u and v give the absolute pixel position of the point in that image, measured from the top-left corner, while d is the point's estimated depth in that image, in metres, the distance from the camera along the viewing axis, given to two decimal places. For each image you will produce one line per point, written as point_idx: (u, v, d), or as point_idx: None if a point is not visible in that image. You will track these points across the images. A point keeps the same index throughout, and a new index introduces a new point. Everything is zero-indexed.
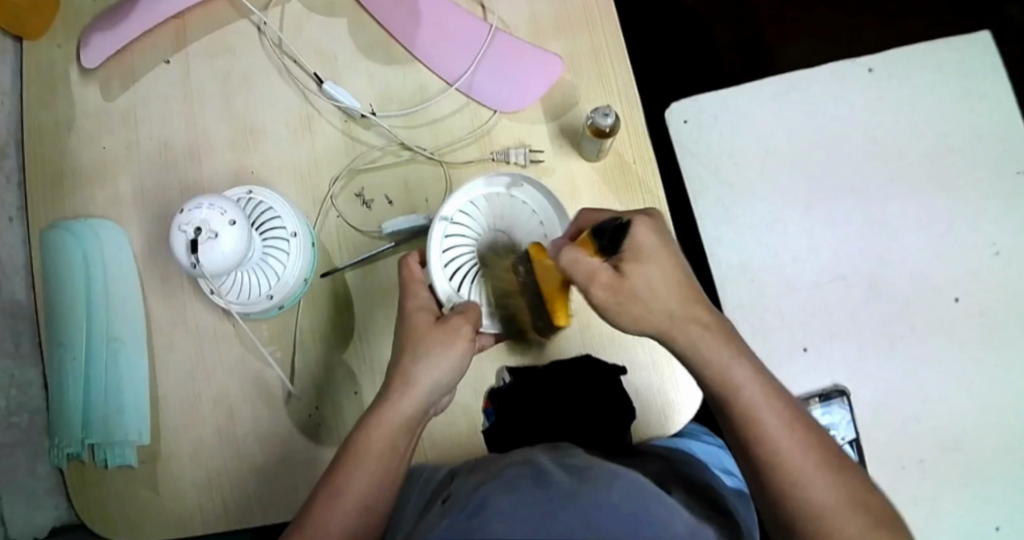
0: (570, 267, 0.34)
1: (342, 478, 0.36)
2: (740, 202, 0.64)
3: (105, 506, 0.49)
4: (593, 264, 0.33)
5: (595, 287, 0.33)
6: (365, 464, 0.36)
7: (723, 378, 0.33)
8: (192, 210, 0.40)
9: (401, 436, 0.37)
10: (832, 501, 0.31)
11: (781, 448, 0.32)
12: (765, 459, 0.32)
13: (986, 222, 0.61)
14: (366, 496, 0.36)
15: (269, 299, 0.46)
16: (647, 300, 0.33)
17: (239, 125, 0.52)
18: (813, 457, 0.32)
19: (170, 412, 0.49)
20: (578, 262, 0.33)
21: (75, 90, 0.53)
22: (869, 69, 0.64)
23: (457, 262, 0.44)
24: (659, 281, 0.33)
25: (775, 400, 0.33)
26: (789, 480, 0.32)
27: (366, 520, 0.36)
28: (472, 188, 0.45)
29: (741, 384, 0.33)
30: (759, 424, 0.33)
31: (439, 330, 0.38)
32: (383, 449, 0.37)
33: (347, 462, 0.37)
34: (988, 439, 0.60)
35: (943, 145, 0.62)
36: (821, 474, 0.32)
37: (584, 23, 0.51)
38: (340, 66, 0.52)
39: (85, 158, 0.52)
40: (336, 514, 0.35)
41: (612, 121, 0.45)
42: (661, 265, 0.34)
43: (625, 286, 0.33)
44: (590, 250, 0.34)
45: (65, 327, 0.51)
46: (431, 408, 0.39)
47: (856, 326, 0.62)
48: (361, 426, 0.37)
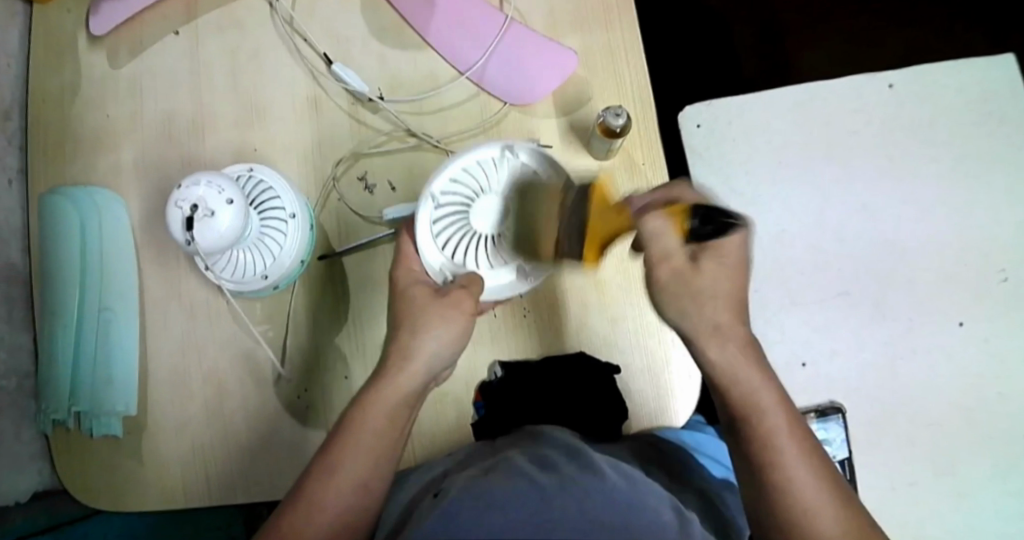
0: (653, 238, 0.35)
1: (341, 455, 0.35)
2: (748, 210, 0.63)
3: (89, 475, 0.49)
4: (670, 245, 0.35)
5: (665, 267, 0.35)
6: (364, 438, 0.36)
7: (745, 396, 0.33)
8: (189, 187, 0.39)
9: (402, 409, 0.37)
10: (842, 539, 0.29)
11: (793, 474, 0.31)
12: (776, 485, 0.31)
13: (996, 247, 0.60)
14: (364, 474, 0.35)
15: (263, 279, 0.46)
16: (705, 302, 0.34)
17: (245, 100, 0.51)
18: (828, 491, 0.30)
19: (159, 385, 0.49)
20: (662, 236, 0.35)
21: (82, 55, 0.53)
22: (889, 84, 0.62)
23: (450, 231, 0.42)
24: (724, 292, 0.34)
25: (793, 428, 0.32)
26: (800, 509, 0.30)
27: (364, 498, 0.35)
28: (465, 157, 0.41)
29: (765, 403, 0.33)
30: (777, 446, 0.31)
31: (443, 302, 0.39)
32: (383, 422, 0.36)
33: (346, 438, 0.36)
34: (982, 466, 0.59)
35: (957, 166, 0.61)
36: (834, 510, 0.30)
37: (601, 19, 0.50)
38: (351, 47, 0.51)
39: (88, 124, 0.52)
40: (333, 491, 0.34)
41: (623, 121, 0.44)
42: (733, 277, 0.35)
43: (694, 279, 0.34)
44: (680, 226, 0.35)
45: (57, 294, 0.50)
46: (431, 382, 0.40)
47: (855, 344, 0.61)
48: (361, 399, 0.37)
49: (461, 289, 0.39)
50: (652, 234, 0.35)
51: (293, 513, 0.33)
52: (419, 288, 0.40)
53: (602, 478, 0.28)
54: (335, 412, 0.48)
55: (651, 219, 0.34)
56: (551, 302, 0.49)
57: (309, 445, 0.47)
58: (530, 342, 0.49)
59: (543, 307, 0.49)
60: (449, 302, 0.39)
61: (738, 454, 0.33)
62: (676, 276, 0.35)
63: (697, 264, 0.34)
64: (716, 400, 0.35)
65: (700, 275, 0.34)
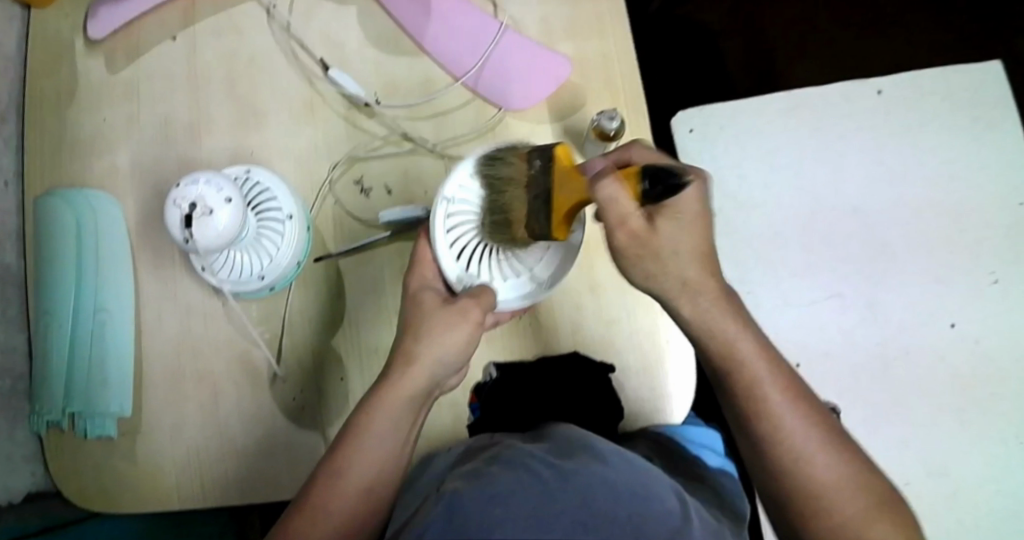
0: (607, 202, 0.31)
1: (347, 462, 0.36)
2: (741, 214, 0.63)
3: (85, 477, 0.49)
4: (628, 207, 0.31)
5: (621, 231, 0.32)
6: (369, 444, 0.36)
7: (725, 356, 0.34)
8: (188, 185, 0.40)
9: (406, 415, 0.37)
10: (834, 484, 0.32)
11: (782, 425, 0.33)
12: (767, 438, 0.33)
13: (985, 250, 0.61)
14: (367, 478, 0.36)
15: (260, 279, 0.46)
16: (668, 260, 0.32)
17: (242, 104, 0.51)
18: (818, 438, 0.33)
19: (155, 388, 0.49)
20: (616, 202, 0.31)
21: (80, 58, 0.53)
22: (878, 90, 0.63)
23: (464, 241, 0.41)
24: (686, 247, 0.33)
25: (779, 377, 0.34)
26: (790, 459, 0.32)
27: (367, 502, 0.36)
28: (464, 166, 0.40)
29: (752, 370, 0.34)
30: (764, 403, 0.33)
31: (449, 312, 0.38)
32: (387, 428, 0.37)
33: (351, 444, 0.36)
34: (977, 467, 0.58)
35: (946, 171, 0.62)
36: (825, 453, 0.32)
37: (595, 26, 0.51)
38: (348, 53, 0.52)
39: (85, 127, 0.52)
40: (337, 494, 0.35)
41: (617, 124, 0.45)
42: (692, 230, 0.33)
43: (652, 241, 0.32)
44: (634, 188, 0.31)
45: (51, 296, 0.50)
46: (436, 389, 0.39)
47: (847, 346, 0.62)
48: (365, 405, 0.37)
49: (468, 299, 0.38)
50: (606, 200, 0.31)
51: (300, 516, 0.35)
52: (422, 291, 0.40)
53: (604, 466, 0.30)
54: (331, 412, 0.48)
55: (604, 184, 0.30)
56: (546, 304, 0.50)
57: (306, 444, 0.48)
58: (525, 344, 0.49)
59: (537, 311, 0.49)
60: (456, 312, 0.37)
61: (732, 411, 0.35)
62: (632, 239, 0.32)
63: (654, 223, 0.32)
64: (701, 360, 0.36)
65: (661, 234, 0.32)
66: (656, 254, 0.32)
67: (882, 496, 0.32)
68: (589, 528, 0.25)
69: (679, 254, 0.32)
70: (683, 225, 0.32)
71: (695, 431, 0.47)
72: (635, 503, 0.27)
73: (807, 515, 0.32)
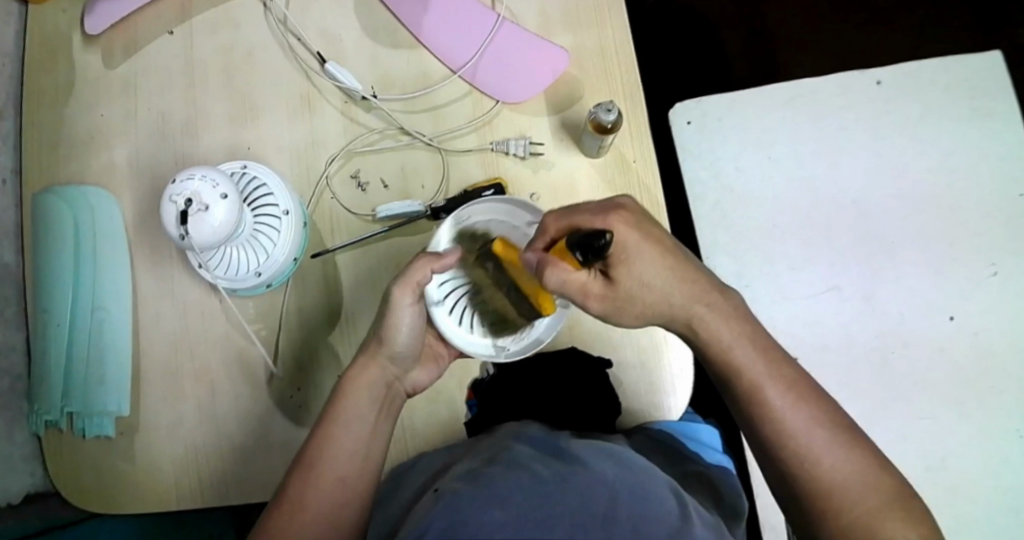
0: (560, 288, 0.32)
1: (322, 455, 0.36)
2: (741, 208, 0.63)
3: (82, 476, 0.49)
4: (580, 280, 0.32)
5: (590, 300, 0.33)
6: (341, 436, 0.37)
7: (719, 354, 0.34)
8: (184, 181, 0.40)
9: (374, 405, 0.38)
10: (844, 481, 0.31)
11: (787, 424, 0.33)
12: (772, 439, 0.33)
13: (987, 242, 0.60)
14: (340, 469, 0.36)
15: (257, 276, 0.46)
16: (642, 294, 0.33)
17: (238, 100, 0.51)
18: (825, 435, 0.32)
19: (151, 386, 0.49)
20: (565, 282, 0.32)
21: (77, 56, 0.53)
22: (877, 82, 0.63)
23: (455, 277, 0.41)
24: (651, 274, 0.33)
25: (782, 375, 0.34)
26: (797, 459, 0.32)
27: (343, 493, 0.35)
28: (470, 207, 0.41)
29: (753, 368, 0.33)
30: (767, 403, 0.33)
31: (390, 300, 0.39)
32: (355, 418, 0.37)
33: (324, 437, 0.37)
34: (981, 462, 0.58)
35: (946, 162, 0.62)
36: (834, 450, 0.32)
37: (592, 18, 0.51)
38: (344, 48, 0.52)
39: (82, 124, 0.52)
40: (313, 488, 0.35)
41: (614, 117, 0.44)
42: (649, 257, 0.33)
43: (618, 292, 0.33)
44: (573, 261, 0.32)
45: (48, 293, 0.50)
46: (400, 377, 0.40)
47: (850, 340, 0.61)
48: (335, 398, 0.38)
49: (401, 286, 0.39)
50: (557, 286, 0.32)
51: (279, 513, 0.35)
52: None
53: (603, 465, 0.29)
54: None
55: (547, 276, 0.32)
56: None
57: (302, 443, 0.47)
58: None
59: None
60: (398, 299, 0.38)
61: (737, 413, 0.35)
62: (604, 299, 0.33)
63: (611, 277, 0.33)
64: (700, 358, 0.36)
65: (622, 281, 0.33)
66: (629, 298, 0.33)
67: (894, 491, 0.32)
68: (589, 529, 0.24)
69: (652, 287, 0.33)
70: (639, 260, 0.33)
71: (694, 428, 0.47)
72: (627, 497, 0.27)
73: (818, 514, 0.32)
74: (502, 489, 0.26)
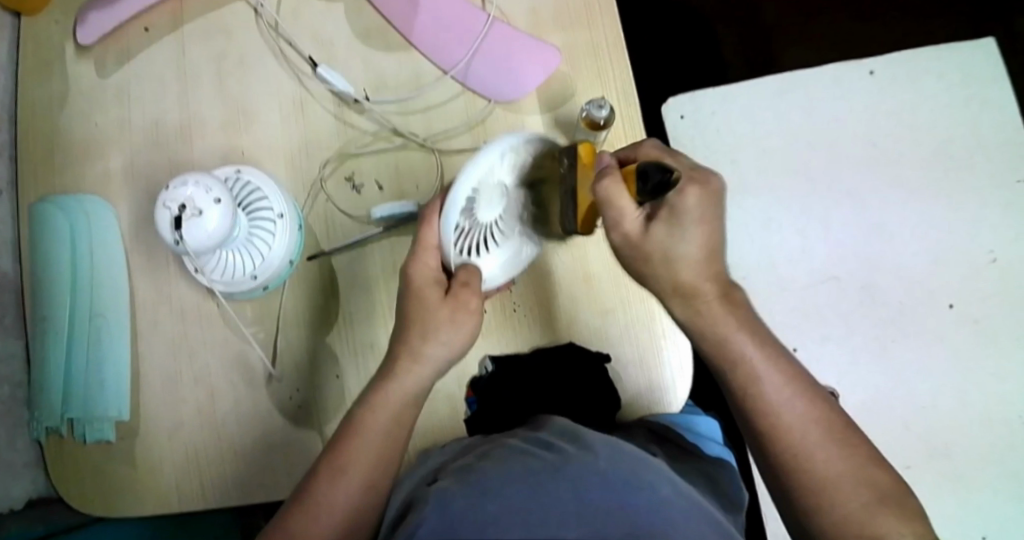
0: (604, 202, 0.32)
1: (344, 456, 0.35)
2: (736, 201, 0.63)
3: (83, 483, 0.49)
4: (625, 208, 0.32)
5: (617, 233, 0.33)
6: (371, 441, 0.36)
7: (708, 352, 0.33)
8: (178, 187, 0.40)
9: (408, 414, 0.38)
10: (837, 478, 0.30)
11: (782, 422, 0.32)
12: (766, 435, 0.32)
13: (983, 229, 0.60)
14: (370, 473, 0.35)
15: (253, 280, 0.46)
16: (669, 260, 0.33)
17: (232, 104, 0.51)
18: (818, 432, 0.32)
19: (151, 390, 0.49)
20: (615, 199, 0.32)
21: (70, 64, 0.53)
22: (870, 72, 0.63)
23: (465, 224, 0.38)
24: (693, 246, 0.33)
25: (779, 372, 0.33)
26: (790, 454, 0.31)
27: (371, 498, 0.35)
28: (482, 165, 0.36)
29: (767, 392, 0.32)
30: (762, 399, 0.32)
31: (448, 306, 0.38)
32: (388, 423, 0.37)
33: (348, 440, 0.36)
34: (978, 448, 0.58)
35: (941, 151, 0.61)
36: (826, 448, 0.31)
37: (583, 14, 0.51)
38: (336, 49, 0.52)
39: (76, 131, 0.52)
40: (339, 489, 0.34)
41: (606, 113, 0.45)
42: (699, 230, 0.32)
43: (644, 244, 0.33)
44: (632, 191, 0.32)
45: (48, 303, 0.50)
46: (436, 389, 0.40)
47: (847, 331, 0.61)
48: (362, 403, 0.38)
49: (466, 290, 0.38)
50: (603, 195, 0.32)
51: (300, 510, 0.34)
52: (425, 287, 0.39)
53: (593, 456, 0.29)
54: (328, 410, 0.48)
55: (603, 182, 0.32)
56: (541, 297, 0.50)
57: (304, 444, 0.48)
58: (520, 337, 0.49)
59: (533, 302, 0.50)
60: (456, 305, 0.38)
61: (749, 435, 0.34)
62: (625, 240, 0.33)
63: (649, 228, 0.32)
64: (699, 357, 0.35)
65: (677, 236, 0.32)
66: (648, 258, 0.33)
67: (889, 488, 0.31)
68: (581, 516, 0.25)
69: (675, 262, 0.33)
70: (680, 226, 0.32)
71: (693, 420, 0.47)
72: (630, 489, 0.27)
73: (808, 511, 0.30)
74: (491, 482, 0.27)
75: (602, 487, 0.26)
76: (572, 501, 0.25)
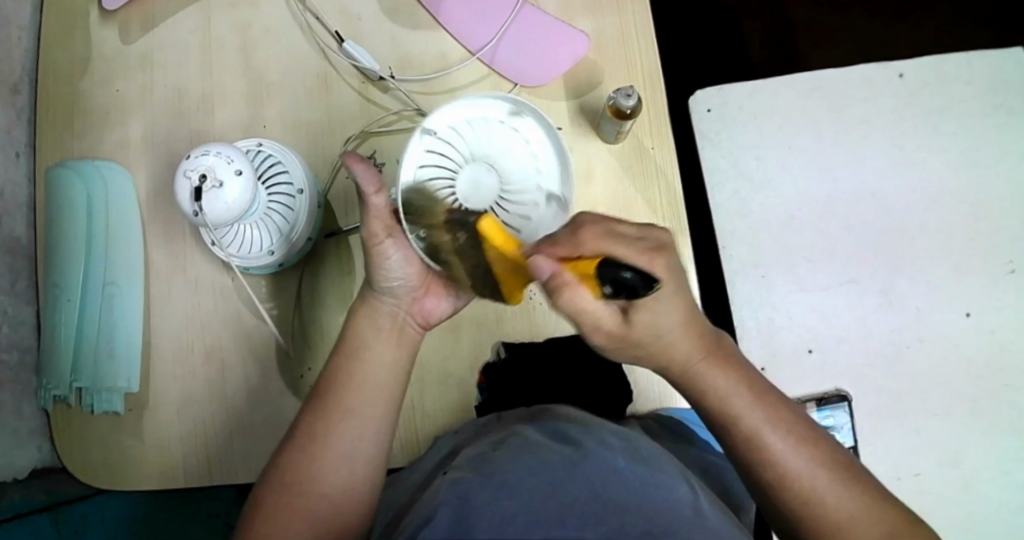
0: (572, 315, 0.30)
1: (325, 406, 0.36)
2: (757, 199, 0.62)
3: (88, 452, 0.48)
4: (595, 314, 0.30)
5: (597, 334, 0.31)
6: (356, 395, 0.36)
7: (711, 395, 0.33)
8: (199, 157, 0.39)
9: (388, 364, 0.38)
10: (846, 518, 0.30)
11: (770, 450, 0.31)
12: (771, 483, 0.31)
13: (1005, 238, 0.60)
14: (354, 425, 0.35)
15: (269, 255, 0.46)
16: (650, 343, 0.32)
17: (255, 77, 0.51)
18: (807, 454, 0.31)
19: (161, 362, 0.48)
20: (580, 310, 0.29)
21: (94, 29, 0.53)
22: (900, 75, 0.62)
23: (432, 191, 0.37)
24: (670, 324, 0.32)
25: (783, 421, 0.32)
26: (790, 484, 0.31)
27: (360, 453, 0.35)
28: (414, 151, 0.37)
29: (751, 423, 0.32)
30: (752, 430, 0.32)
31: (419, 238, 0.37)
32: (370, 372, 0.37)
33: (328, 389, 0.36)
34: (990, 458, 0.57)
35: (966, 157, 0.61)
36: (833, 484, 0.31)
37: (614, 3, 0.50)
38: (363, 27, 0.51)
39: (97, 97, 0.52)
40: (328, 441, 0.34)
41: (634, 102, 0.44)
42: (674, 305, 0.31)
43: (627, 337, 0.31)
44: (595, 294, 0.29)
45: (62, 269, 0.50)
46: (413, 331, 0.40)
47: (864, 334, 0.61)
48: (375, 378, 0.37)
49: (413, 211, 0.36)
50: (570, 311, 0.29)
51: (291, 463, 0.34)
52: None
53: (609, 451, 0.29)
54: None
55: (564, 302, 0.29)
56: None
57: None
58: (536, 324, 0.49)
59: None
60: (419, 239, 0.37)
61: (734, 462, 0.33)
62: (612, 338, 0.31)
63: (628, 317, 0.30)
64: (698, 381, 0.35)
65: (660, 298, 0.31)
66: (634, 343, 0.32)
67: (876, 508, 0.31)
68: (599, 517, 0.24)
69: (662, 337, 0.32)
70: (659, 305, 0.31)
71: None
72: (645, 489, 0.26)
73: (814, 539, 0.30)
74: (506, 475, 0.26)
75: (623, 485, 0.26)
76: (592, 499, 0.25)
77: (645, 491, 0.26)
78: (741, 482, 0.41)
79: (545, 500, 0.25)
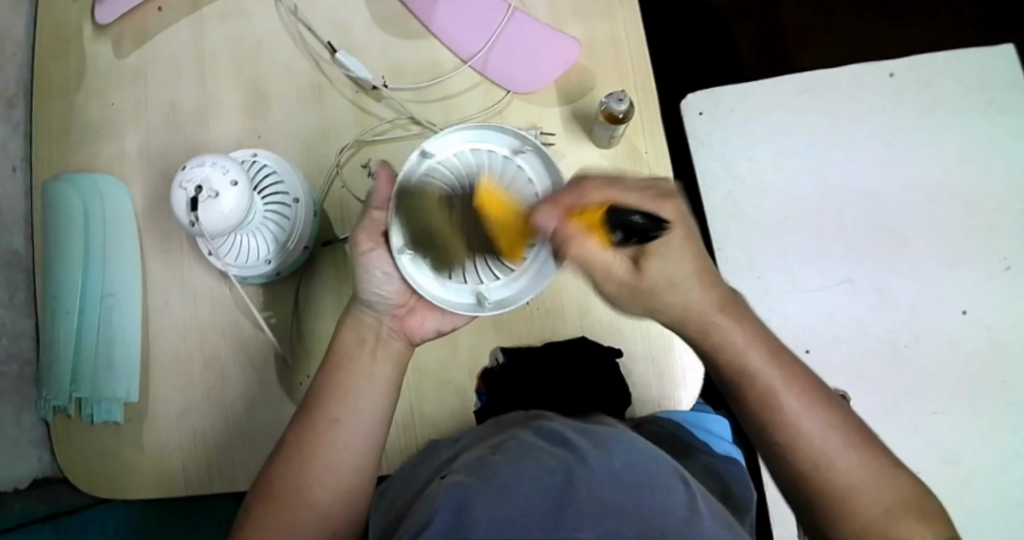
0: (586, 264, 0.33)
1: (323, 415, 0.36)
2: (751, 200, 0.63)
3: (88, 463, 0.48)
4: (605, 259, 0.33)
5: (607, 283, 0.34)
6: (354, 402, 0.36)
7: (726, 357, 0.32)
8: (194, 167, 0.40)
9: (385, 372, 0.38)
10: (856, 483, 0.29)
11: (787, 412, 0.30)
12: (783, 444, 0.30)
13: (999, 235, 0.60)
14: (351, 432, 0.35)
15: (267, 263, 0.46)
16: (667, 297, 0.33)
17: (249, 88, 0.51)
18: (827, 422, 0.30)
19: (160, 372, 0.48)
20: (591, 256, 0.32)
21: (88, 43, 0.53)
22: (890, 74, 0.62)
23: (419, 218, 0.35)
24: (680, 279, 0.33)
25: (797, 382, 0.31)
26: (802, 446, 0.30)
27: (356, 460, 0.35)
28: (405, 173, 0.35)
29: (771, 382, 0.31)
30: (768, 389, 0.31)
31: None
32: (365, 380, 0.37)
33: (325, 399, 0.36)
34: (988, 454, 0.57)
35: (959, 155, 0.61)
36: (846, 450, 0.29)
37: (604, 8, 0.51)
38: (356, 37, 0.52)
39: (92, 110, 0.52)
40: (325, 448, 0.35)
41: (626, 106, 0.44)
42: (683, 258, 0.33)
43: (642, 285, 0.33)
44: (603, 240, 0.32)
45: (60, 281, 0.50)
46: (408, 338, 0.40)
47: (860, 333, 0.61)
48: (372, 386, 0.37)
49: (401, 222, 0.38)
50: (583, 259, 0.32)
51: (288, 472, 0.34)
52: None
53: (606, 456, 0.29)
54: None
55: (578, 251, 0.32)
56: (555, 292, 0.49)
57: None
58: (532, 329, 0.49)
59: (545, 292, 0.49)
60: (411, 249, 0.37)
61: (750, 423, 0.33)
62: (623, 287, 0.34)
63: (640, 267, 0.33)
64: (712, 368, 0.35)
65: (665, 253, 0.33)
66: (650, 293, 0.33)
67: (896, 491, 0.29)
68: (597, 518, 0.24)
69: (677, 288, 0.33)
70: (667, 259, 0.33)
71: (705, 418, 0.47)
72: (642, 492, 0.26)
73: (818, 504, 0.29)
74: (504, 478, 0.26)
75: (620, 487, 0.26)
76: (590, 502, 0.24)
77: (643, 494, 0.26)
78: (740, 484, 0.41)
79: (545, 505, 0.24)
